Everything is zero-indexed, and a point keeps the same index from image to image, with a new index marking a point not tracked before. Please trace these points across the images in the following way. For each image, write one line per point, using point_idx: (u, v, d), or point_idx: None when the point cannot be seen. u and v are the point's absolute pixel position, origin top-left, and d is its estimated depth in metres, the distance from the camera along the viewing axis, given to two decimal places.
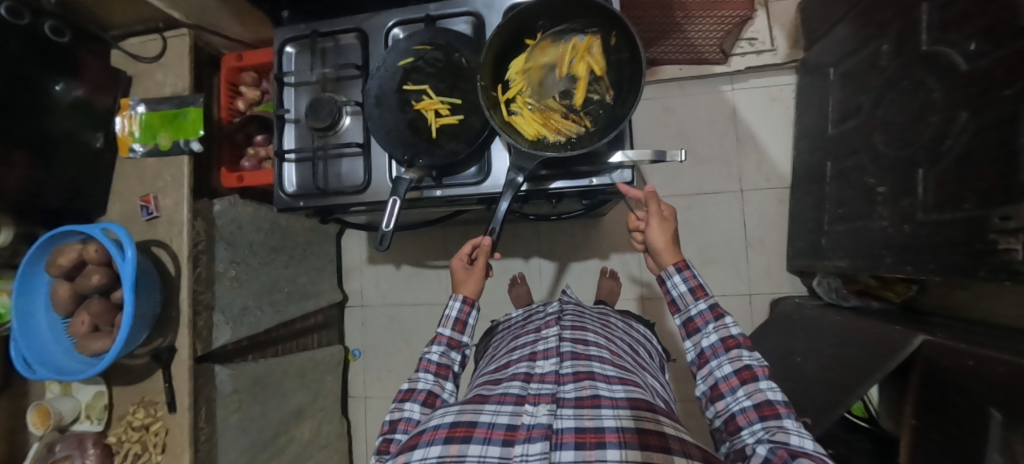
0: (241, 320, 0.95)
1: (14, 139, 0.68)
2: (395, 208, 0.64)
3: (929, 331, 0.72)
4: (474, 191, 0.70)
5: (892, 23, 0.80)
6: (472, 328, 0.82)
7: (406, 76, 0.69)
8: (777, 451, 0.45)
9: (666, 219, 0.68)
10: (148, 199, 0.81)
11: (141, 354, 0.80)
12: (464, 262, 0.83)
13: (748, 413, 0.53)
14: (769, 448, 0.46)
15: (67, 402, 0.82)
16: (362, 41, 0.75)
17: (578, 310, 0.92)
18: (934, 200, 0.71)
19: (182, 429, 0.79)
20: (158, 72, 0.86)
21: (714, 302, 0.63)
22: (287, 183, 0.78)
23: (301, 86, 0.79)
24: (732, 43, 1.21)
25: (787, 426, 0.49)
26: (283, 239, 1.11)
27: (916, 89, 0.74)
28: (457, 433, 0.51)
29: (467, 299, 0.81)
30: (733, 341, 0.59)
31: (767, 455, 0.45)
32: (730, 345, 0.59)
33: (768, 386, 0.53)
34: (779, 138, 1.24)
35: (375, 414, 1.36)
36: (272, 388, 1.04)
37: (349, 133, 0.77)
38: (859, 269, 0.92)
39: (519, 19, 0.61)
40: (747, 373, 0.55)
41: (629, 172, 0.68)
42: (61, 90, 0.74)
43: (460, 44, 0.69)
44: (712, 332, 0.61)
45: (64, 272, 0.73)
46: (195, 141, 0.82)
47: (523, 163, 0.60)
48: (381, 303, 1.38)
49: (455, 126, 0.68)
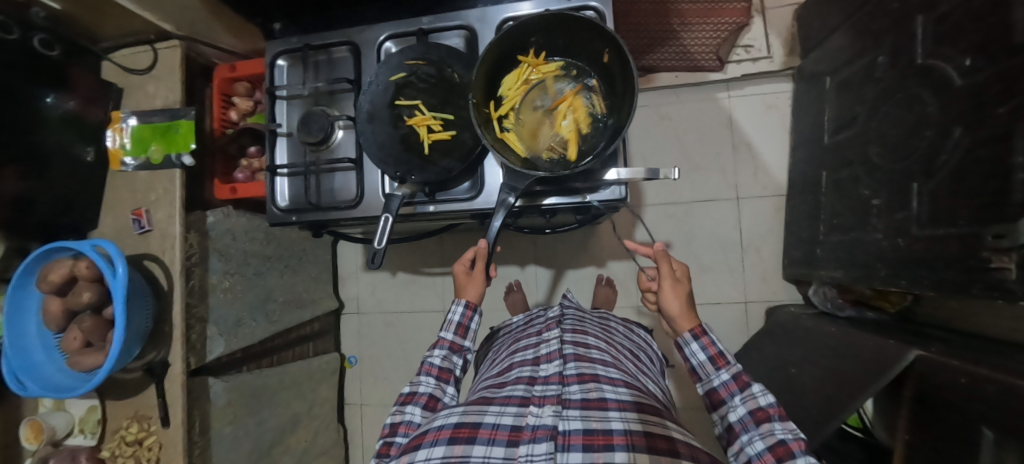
0: (235, 332, 0.95)
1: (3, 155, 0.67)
2: (387, 224, 0.64)
3: (923, 346, 0.72)
4: (466, 207, 0.70)
5: (887, 35, 0.80)
6: (473, 333, 0.81)
7: (398, 91, 0.69)
8: None
9: (678, 281, 0.72)
10: (140, 212, 0.81)
11: (135, 368, 0.80)
12: (465, 267, 0.83)
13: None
14: None
15: (61, 416, 0.82)
16: (354, 54, 0.74)
17: (579, 314, 0.91)
18: (928, 215, 0.71)
19: (175, 444, 0.78)
20: (150, 84, 0.85)
21: (736, 371, 0.62)
22: (280, 197, 0.78)
23: (294, 99, 0.77)
24: (729, 50, 1.20)
25: None
26: (277, 248, 1.10)
27: (911, 102, 0.74)
28: (461, 433, 0.51)
29: (470, 304, 0.81)
30: (763, 414, 0.56)
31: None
32: (760, 418, 0.56)
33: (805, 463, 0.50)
34: (775, 145, 1.23)
35: (371, 422, 1.36)
36: (268, 398, 1.04)
37: (342, 148, 0.76)
38: (854, 280, 0.92)
39: (512, 36, 0.60)
40: (782, 449, 0.52)
41: (624, 188, 0.68)
42: (52, 103, 0.74)
43: (452, 60, 0.69)
44: (739, 405, 0.59)
45: (56, 288, 0.72)
46: (187, 155, 0.82)
47: (514, 183, 0.59)
48: (378, 310, 1.38)
49: (447, 142, 0.68)
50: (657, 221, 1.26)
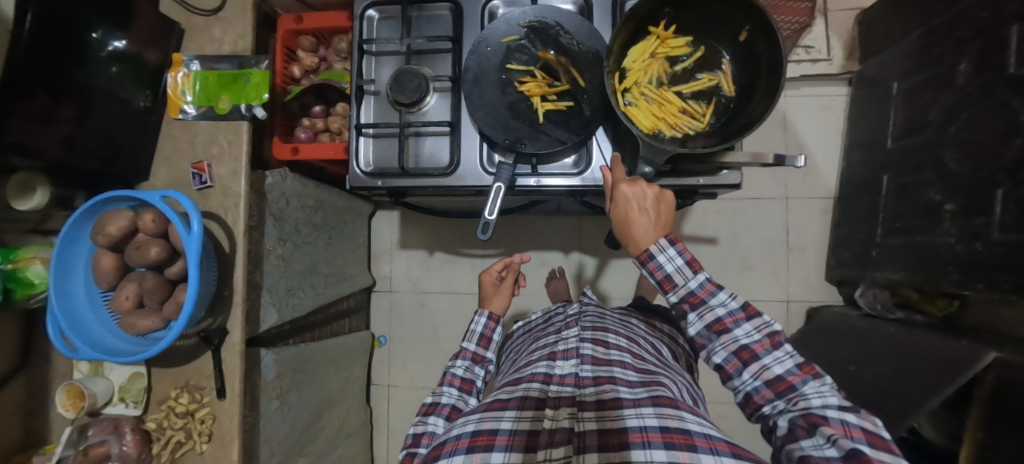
0: (286, 301, 0.89)
1: (37, 85, 0.59)
2: (498, 194, 0.60)
3: (997, 348, 0.74)
4: (572, 183, 0.67)
5: (974, 42, 0.81)
6: (495, 344, 0.83)
7: (509, 55, 0.65)
8: (798, 421, 0.45)
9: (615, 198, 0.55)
10: (201, 166, 0.74)
11: (190, 334, 0.74)
12: (494, 279, 0.91)
13: (762, 392, 0.50)
14: (790, 419, 0.46)
15: (100, 382, 0.75)
16: (457, 12, 0.70)
17: (598, 312, 0.90)
18: (1014, 220, 0.72)
19: (232, 418, 0.73)
20: (216, 27, 0.77)
21: (686, 292, 0.53)
22: (363, 160, 0.73)
23: (384, 55, 0.72)
24: (790, 49, 1.21)
25: (808, 394, 0.47)
26: (324, 218, 1.05)
27: (998, 110, 0.75)
28: (479, 441, 0.46)
29: (492, 316, 0.85)
30: (721, 324, 0.51)
31: (791, 426, 0.46)
32: (718, 330, 0.52)
33: (773, 359, 0.50)
34: (827, 147, 1.25)
35: (398, 403, 1.32)
36: (309, 374, 0.99)
37: (435, 112, 0.72)
38: (916, 283, 0.93)
39: (651, 5, 0.57)
40: (747, 353, 0.50)
41: (738, 174, 0.66)
42: (98, 39, 0.66)
43: (569, 25, 0.64)
44: (696, 320, 0.53)
45: (112, 243, 0.66)
46: (259, 107, 0.74)
47: (653, 156, 0.55)
48: (411, 290, 1.33)
49: (561, 112, 0.64)
50: (704, 217, 1.26)
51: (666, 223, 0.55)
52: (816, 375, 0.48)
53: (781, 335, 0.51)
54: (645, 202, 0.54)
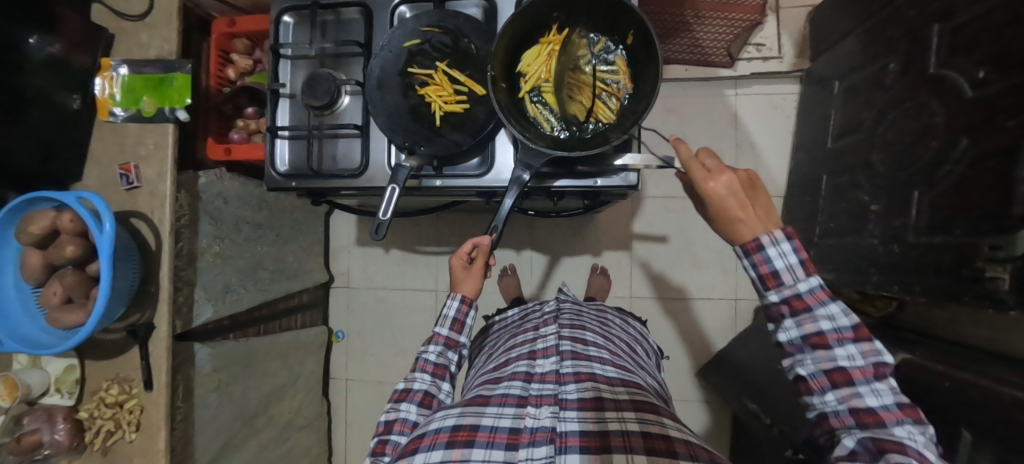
0: (223, 298, 0.92)
1: None
2: (393, 195, 0.62)
3: (909, 349, 0.74)
4: (475, 184, 0.69)
5: (901, 42, 0.80)
6: (470, 328, 0.75)
7: (410, 59, 0.66)
8: (867, 443, 0.40)
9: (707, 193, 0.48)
10: (128, 168, 0.77)
11: (117, 329, 0.77)
12: (463, 262, 0.74)
13: (843, 418, 0.44)
14: (858, 439, 0.41)
15: (35, 374, 0.78)
16: (367, 16, 0.71)
17: (576, 308, 0.87)
18: (926, 223, 0.71)
19: (158, 408, 0.76)
20: (144, 32, 0.80)
21: (792, 294, 0.45)
22: (280, 161, 0.75)
23: (299, 60, 0.74)
24: (740, 47, 1.20)
25: (896, 435, 0.40)
26: (270, 216, 1.08)
27: (918, 111, 0.74)
28: (459, 436, 0.47)
29: (467, 299, 0.74)
30: (821, 339, 0.43)
31: (856, 448, 0.41)
32: (816, 344, 0.44)
33: (871, 391, 0.42)
34: (776, 146, 1.25)
35: (356, 396, 1.35)
36: (253, 367, 1.02)
37: (348, 115, 0.74)
38: (846, 283, 0.93)
39: (536, 11, 0.57)
40: (840, 377, 0.43)
41: (635, 175, 0.67)
42: (35, 44, 0.70)
43: (467, 31, 0.66)
44: (792, 327, 0.45)
45: (36, 241, 0.69)
46: (181, 110, 0.77)
47: (530, 161, 0.57)
48: (368, 286, 1.36)
49: (459, 115, 0.66)
50: (655, 215, 1.26)
51: (768, 212, 0.48)
52: (915, 419, 0.41)
53: (891, 367, 0.43)
54: (739, 193, 0.47)
